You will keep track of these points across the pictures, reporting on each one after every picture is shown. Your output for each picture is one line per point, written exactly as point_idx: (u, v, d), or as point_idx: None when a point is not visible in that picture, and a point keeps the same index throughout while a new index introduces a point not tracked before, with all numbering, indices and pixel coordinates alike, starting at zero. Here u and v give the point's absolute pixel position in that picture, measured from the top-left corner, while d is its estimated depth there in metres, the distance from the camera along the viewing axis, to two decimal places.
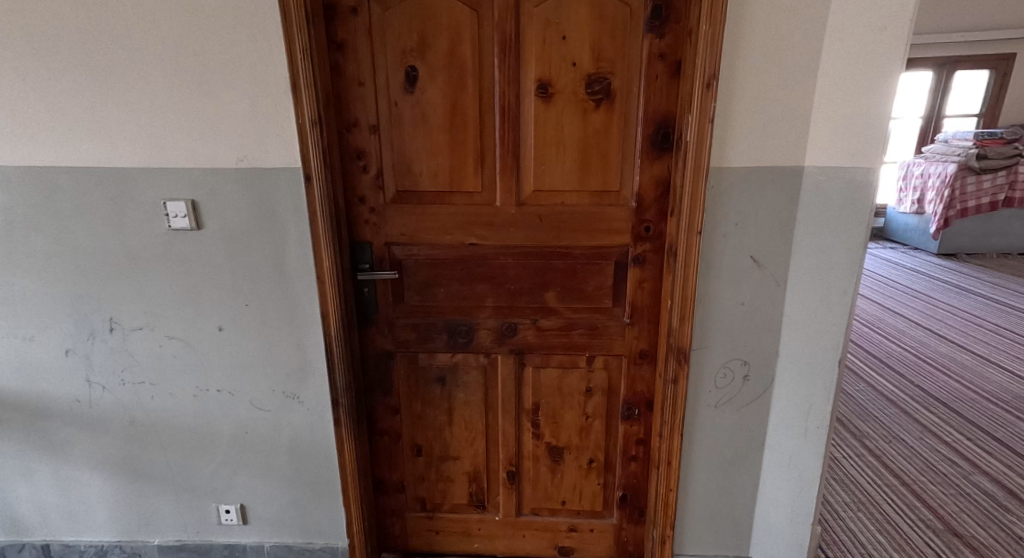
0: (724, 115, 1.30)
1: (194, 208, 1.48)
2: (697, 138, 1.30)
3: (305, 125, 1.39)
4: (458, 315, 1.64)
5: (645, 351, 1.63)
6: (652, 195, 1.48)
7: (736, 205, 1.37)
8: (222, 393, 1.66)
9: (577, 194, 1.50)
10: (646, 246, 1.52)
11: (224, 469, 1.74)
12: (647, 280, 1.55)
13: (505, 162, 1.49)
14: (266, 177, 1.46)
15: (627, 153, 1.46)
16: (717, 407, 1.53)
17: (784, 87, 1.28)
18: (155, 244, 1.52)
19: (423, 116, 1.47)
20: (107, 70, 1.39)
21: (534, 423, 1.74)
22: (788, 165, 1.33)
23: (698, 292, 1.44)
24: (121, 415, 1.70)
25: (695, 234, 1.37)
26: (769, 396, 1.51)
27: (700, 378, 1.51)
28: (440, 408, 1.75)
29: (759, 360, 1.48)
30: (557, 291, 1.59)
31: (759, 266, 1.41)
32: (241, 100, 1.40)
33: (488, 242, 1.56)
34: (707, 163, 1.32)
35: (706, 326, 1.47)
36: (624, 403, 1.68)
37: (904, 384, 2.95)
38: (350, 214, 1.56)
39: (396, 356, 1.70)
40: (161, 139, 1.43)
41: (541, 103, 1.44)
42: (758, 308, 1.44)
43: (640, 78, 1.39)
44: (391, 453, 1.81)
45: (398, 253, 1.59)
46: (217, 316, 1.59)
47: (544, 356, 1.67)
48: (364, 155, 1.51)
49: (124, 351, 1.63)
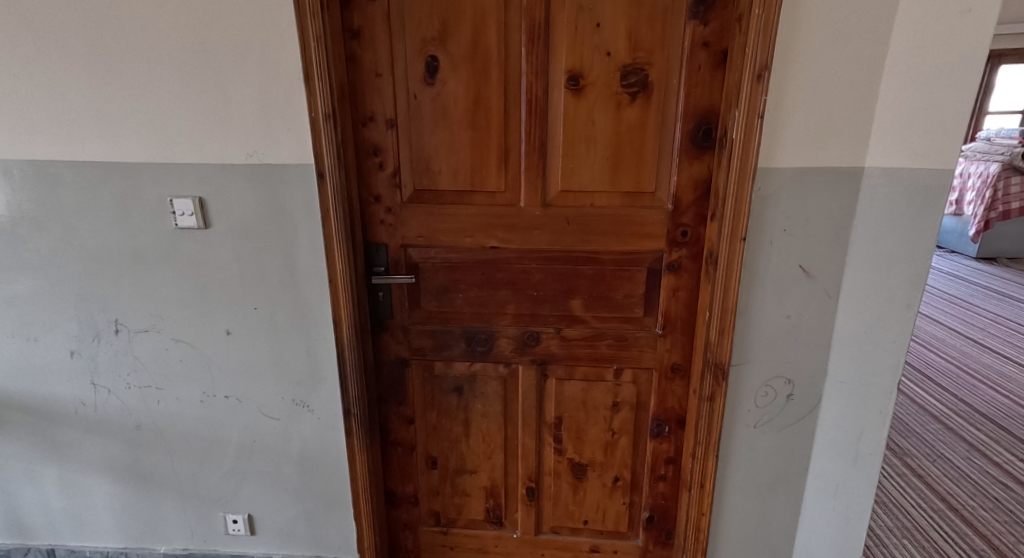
0: (777, 109, 1.18)
1: (201, 207, 1.40)
2: (744, 135, 1.18)
3: (318, 119, 1.30)
4: (477, 322, 1.54)
5: (678, 365, 1.51)
6: (691, 197, 1.36)
7: (785, 210, 1.24)
8: (230, 399, 1.59)
9: (608, 195, 1.39)
10: (682, 252, 1.41)
11: (232, 477, 1.67)
12: (682, 289, 1.44)
13: (531, 160, 1.39)
14: (276, 174, 1.37)
15: (664, 151, 1.34)
16: (756, 428, 1.42)
17: (845, 79, 1.15)
18: (161, 243, 1.44)
19: (443, 110, 1.37)
20: (112, 59, 1.31)
21: (555, 438, 1.64)
22: (844, 166, 1.20)
23: (740, 303, 1.32)
24: (127, 420, 1.63)
25: (739, 241, 1.25)
26: (815, 418, 1.39)
27: (738, 396, 1.40)
28: (457, 420, 1.66)
29: (806, 379, 1.36)
30: (584, 299, 1.49)
31: (808, 277, 1.28)
32: (251, 90, 1.31)
33: (511, 245, 1.46)
34: (755, 164, 1.20)
35: (747, 341, 1.35)
36: (653, 419, 1.57)
37: (947, 397, 2.78)
38: (365, 213, 1.46)
39: (411, 364, 1.61)
40: (168, 132, 1.35)
41: (571, 96, 1.32)
42: (806, 323, 1.32)
43: (680, 69, 1.28)
44: (404, 465, 1.72)
45: (415, 255, 1.50)
46: (225, 319, 1.51)
47: (568, 368, 1.56)
48: (380, 152, 1.41)
49: (129, 354, 1.56)
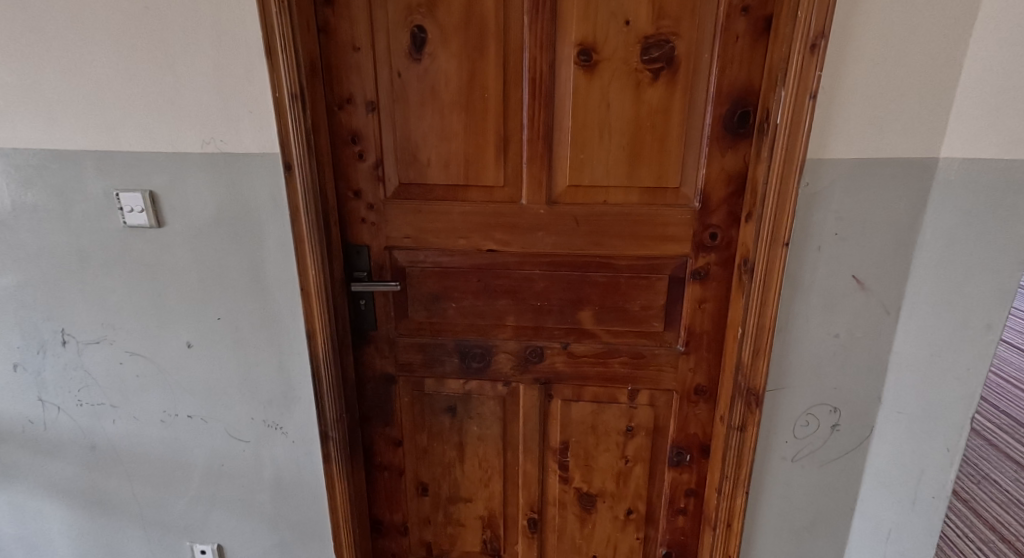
0: (833, 86, 0.97)
1: (152, 203, 1.21)
2: (790, 120, 0.98)
3: (283, 100, 1.11)
4: (472, 335, 1.35)
5: (702, 387, 1.32)
6: (722, 194, 1.16)
7: (838, 210, 1.04)
8: (194, 420, 1.41)
9: (624, 190, 1.19)
10: (709, 258, 1.21)
11: (198, 504, 1.49)
12: (709, 300, 1.24)
13: (534, 150, 1.19)
14: (237, 164, 1.18)
15: (691, 139, 1.14)
16: (794, 462, 1.22)
17: (919, 50, 0.94)
18: (110, 244, 1.26)
19: (433, 90, 1.17)
20: (43, 28, 1.12)
21: (561, 465, 1.45)
22: (913, 157, 1.00)
23: (779, 319, 1.12)
24: (80, 441, 1.46)
25: (781, 247, 1.05)
26: (864, 452, 1.19)
27: (774, 426, 1.20)
28: (450, 443, 1.47)
29: (855, 407, 1.16)
30: (594, 311, 1.29)
31: (863, 289, 1.08)
32: (205, 66, 1.11)
33: (511, 248, 1.26)
34: (803, 155, 0.99)
35: (786, 363, 1.15)
36: (672, 447, 1.38)
37: (988, 409, 2.57)
38: (344, 211, 1.28)
39: (398, 381, 1.42)
40: (112, 115, 1.16)
41: (582, 74, 1.12)
42: (858, 344, 1.12)
43: (713, 40, 1.07)
44: (392, 491, 1.54)
45: (401, 258, 1.31)
46: (185, 330, 1.32)
47: (576, 387, 1.37)
48: (359, 139, 1.22)
49: (79, 368, 1.38)
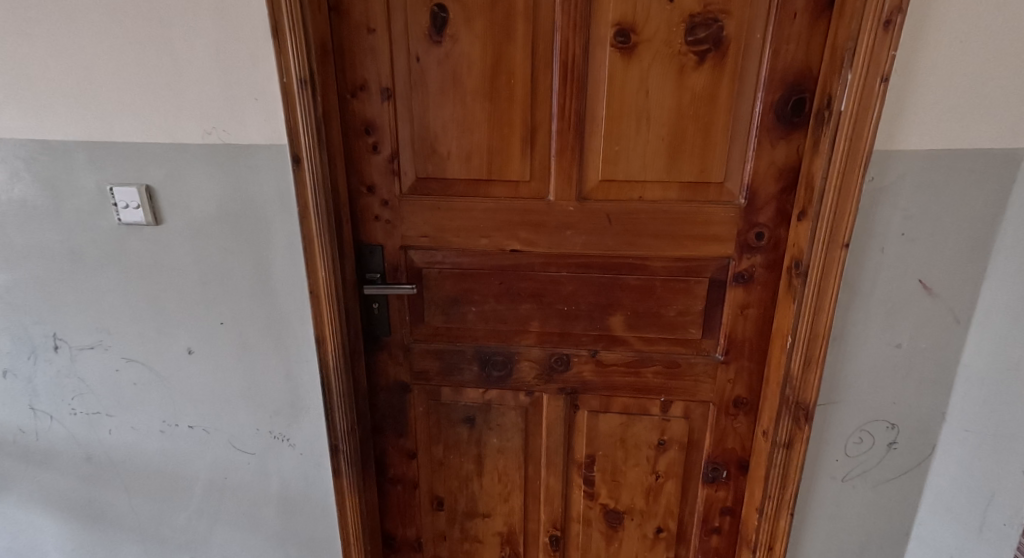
0: (906, 69, 0.87)
1: (149, 198, 1.12)
2: (857, 107, 0.87)
3: (291, 86, 1.01)
4: (493, 342, 1.26)
5: (742, 399, 1.22)
6: (770, 189, 1.06)
7: (905, 208, 0.93)
8: (196, 431, 1.32)
9: (662, 186, 1.09)
10: (755, 260, 1.11)
11: (200, 519, 1.41)
12: (753, 306, 1.14)
13: (564, 142, 1.09)
14: (240, 156, 1.08)
15: (738, 130, 1.04)
16: (844, 482, 1.12)
17: (1006, 28, 0.84)
18: (103, 243, 1.16)
19: (454, 75, 1.07)
20: (28, 6, 1.02)
21: (586, 480, 1.36)
22: (993, 149, 0.89)
23: (834, 328, 1.02)
24: (75, 452, 1.37)
25: (840, 248, 0.95)
26: (923, 472, 1.09)
27: (824, 443, 1.10)
28: (468, 455, 1.37)
29: (915, 424, 1.06)
30: (626, 316, 1.19)
31: (930, 295, 0.98)
32: (206, 48, 1.02)
33: (537, 249, 1.16)
34: (869, 146, 0.89)
35: (840, 375, 1.05)
36: (707, 462, 1.28)
37: None
38: (356, 208, 1.18)
39: (413, 390, 1.33)
40: (104, 103, 1.07)
41: (619, 57, 1.02)
42: (921, 355, 1.02)
43: (767, 19, 0.96)
44: (405, 506, 1.45)
45: (417, 259, 1.21)
46: (185, 335, 1.23)
47: (604, 398, 1.27)
48: (373, 130, 1.12)
49: (72, 375, 1.29)
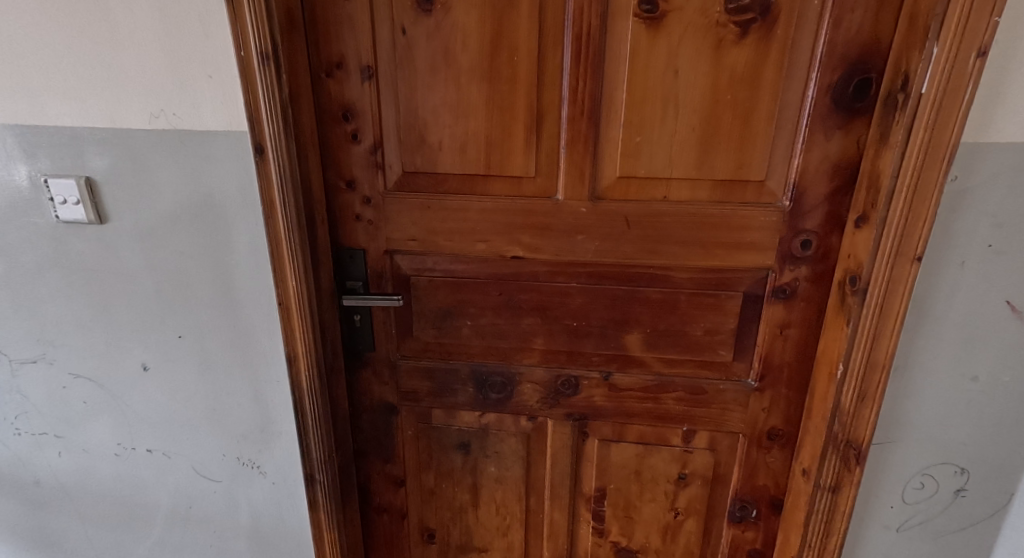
0: (1006, 42, 0.70)
1: (91, 192, 0.96)
2: (943, 89, 0.71)
3: (250, 61, 0.85)
4: (490, 360, 1.10)
5: (777, 431, 1.05)
6: (821, 189, 0.89)
7: (994, 215, 0.77)
8: (155, 455, 1.17)
9: (691, 185, 0.92)
10: (799, 272, 0.94)
11: (162, 550, 1.26)
12: (794, 326, 0.97)
13: (576, 130, 0.92)
14: (195, 144, 0.92)
15: (784, 118, 0.87)
16: (900, 532, 0.96)
17: None
18: (41, 244, 1.01)
19: (446, 51, 0.91)
20: None
21: (595, 516, 1.20)
22: None
23: (897, 356, 0.86)
24: (23, 475, 1.22)
25: (910, 262, 0.79)
26: (995, 523, 0.92)
27: (878, 487, 0.94)
28: (462, 484, 1.22)
29: (988, 468, 0.90)
30: (645, 334, 1.03)
31: (1017, 319, 0.81)
32: (150, 15, 0.86)
33: (541, 256, 1.00)
34: (954, 137, 0.72)
35: (901, 411, 0.89)
36: (735, 500, 1.12)
37: None
38: (334, 205, 1.02)
39: (401, 411, 1.17)
40: (34, 80, 0.91)
41: (643, 29, 0.85)
42: (1001, 389, 0.85)
43: None
44: (392, 538, 1.29)
45: (405, 266, 1.05)
46: (139, 349, 1.08)
47: (617, 426, 1.11)
48: (353, 115, 0.96)
49: (15, 391, 1.14)
